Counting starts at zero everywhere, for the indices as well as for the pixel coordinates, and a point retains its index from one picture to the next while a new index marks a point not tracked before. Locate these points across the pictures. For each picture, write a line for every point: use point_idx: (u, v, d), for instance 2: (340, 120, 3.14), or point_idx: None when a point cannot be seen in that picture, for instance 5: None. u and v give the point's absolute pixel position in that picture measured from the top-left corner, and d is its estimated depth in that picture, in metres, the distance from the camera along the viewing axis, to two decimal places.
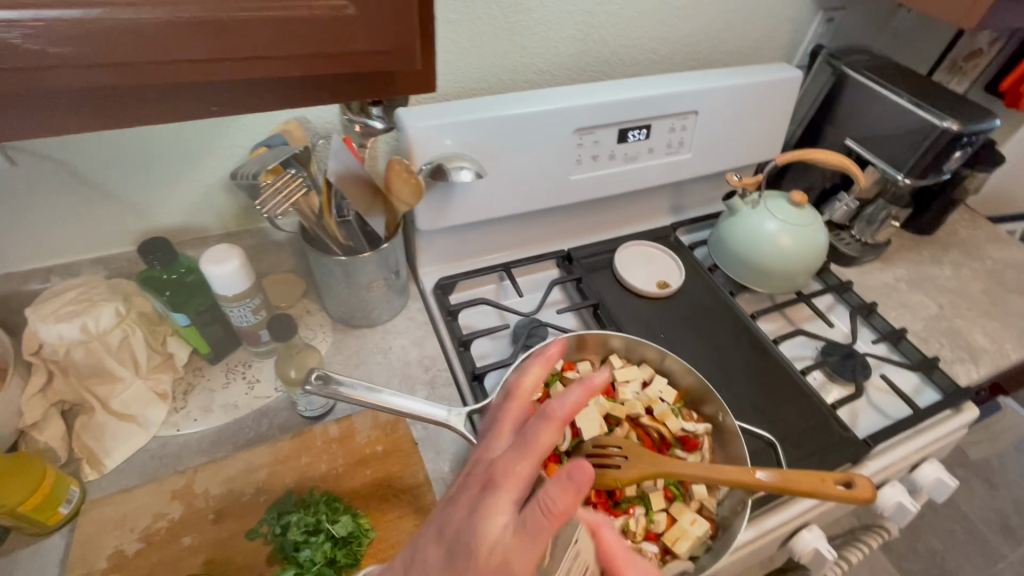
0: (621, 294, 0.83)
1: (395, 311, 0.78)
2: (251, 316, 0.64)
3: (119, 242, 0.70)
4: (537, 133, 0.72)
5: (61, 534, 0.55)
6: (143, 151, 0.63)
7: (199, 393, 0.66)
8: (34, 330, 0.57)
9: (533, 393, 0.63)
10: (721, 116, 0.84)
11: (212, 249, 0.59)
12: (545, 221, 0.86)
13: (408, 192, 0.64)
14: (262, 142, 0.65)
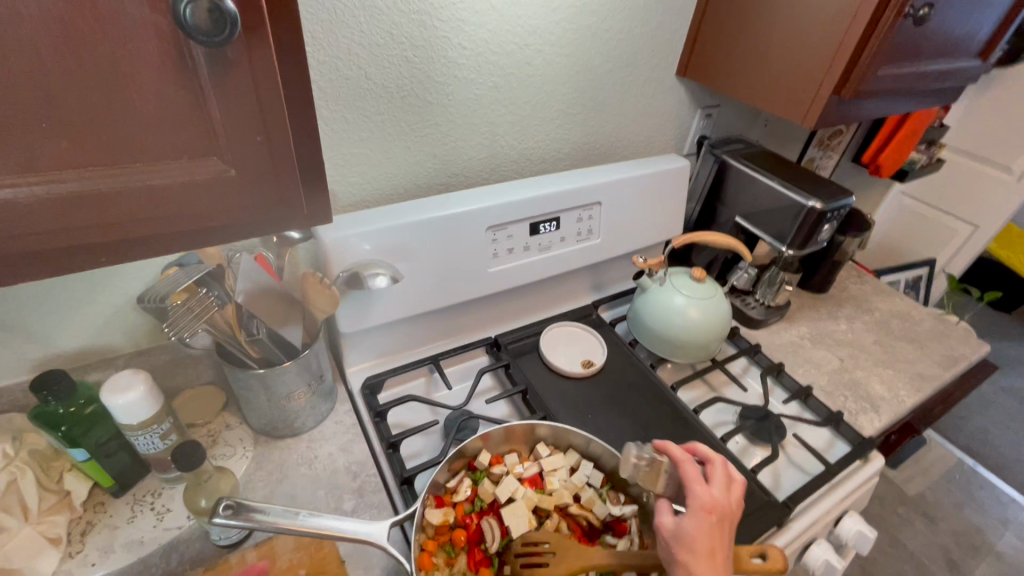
0: (548, 375, 0.85)
1: (322, 416, 0.77)
2: (158, 442, 0.61)
3: (17, 372, 0.66)
4: (453, 231, 0.77)
5: None
6: (43, 278, 0.62)
7: (100, 533, 0.61)
8: None
9: (461, 494, 0.62)
10: (623, 205, 0.92)
11: (113, 377, 0.57)
12: (471, 310, 0.89)
13: (325, 301, 0.65)
14: (174, 262, 0.66)
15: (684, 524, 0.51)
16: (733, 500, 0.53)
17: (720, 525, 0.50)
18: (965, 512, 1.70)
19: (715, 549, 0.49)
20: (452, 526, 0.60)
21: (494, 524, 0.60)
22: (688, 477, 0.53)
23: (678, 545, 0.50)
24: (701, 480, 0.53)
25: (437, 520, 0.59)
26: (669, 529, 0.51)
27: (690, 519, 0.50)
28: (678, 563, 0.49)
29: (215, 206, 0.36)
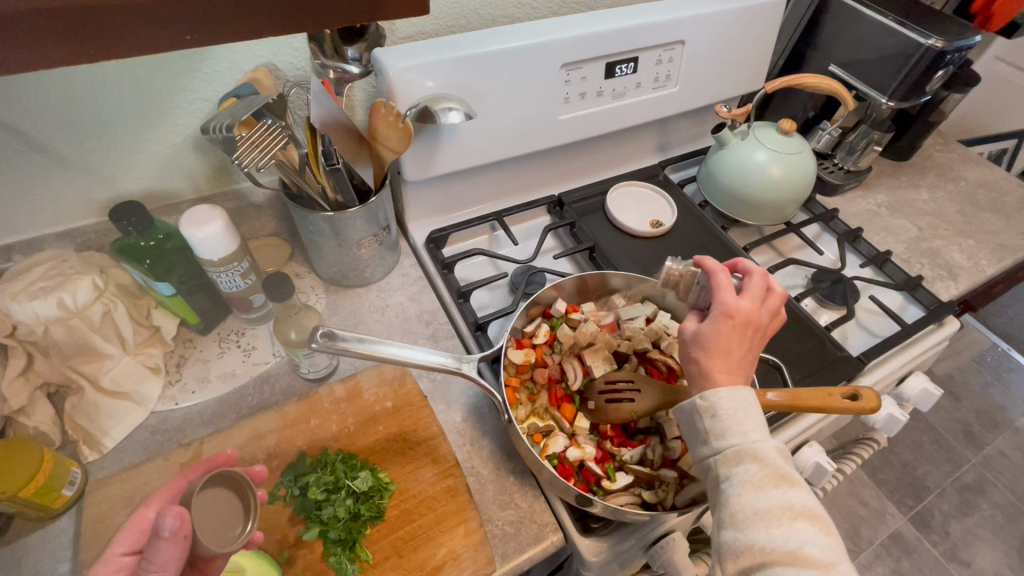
0: (614, 234, 0.82)
1: (388, 268, 0.76)
2: (241, 280, 0.60)
3: (85, 213, 0.65)
4: (524, 68, 0.69)
5: (71, 516, 0.53)
6: (94, 109, 0.58)
7: (194, 365, 0.64)
8: (5, 310, 0.53)
9: (540, 337, 0.62)
10: (705, 48, 0.81)
11: (190, 210, 0.55)
12: (535, 166, 0.84)
13: (396, 137, 0.60)
14: (231, 93, 0.61)
15: (704, 328, 0.48)
16: (766, 311, 0.48)
17: (745, 330, 0.47)
18: (991, 391, 1.73)
19: (734, 350, 0.46)
20: (533, 366, 0.60)
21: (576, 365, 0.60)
22: (717, 286, 0.49)
23: (696, 347, 0.47)
24: (731, 289, 0.48)
25: (518, 360, 0.59)
26: (689, 332, 0.48)
27: (711, 322, 0.47)
28: (694, 360, 0.47)
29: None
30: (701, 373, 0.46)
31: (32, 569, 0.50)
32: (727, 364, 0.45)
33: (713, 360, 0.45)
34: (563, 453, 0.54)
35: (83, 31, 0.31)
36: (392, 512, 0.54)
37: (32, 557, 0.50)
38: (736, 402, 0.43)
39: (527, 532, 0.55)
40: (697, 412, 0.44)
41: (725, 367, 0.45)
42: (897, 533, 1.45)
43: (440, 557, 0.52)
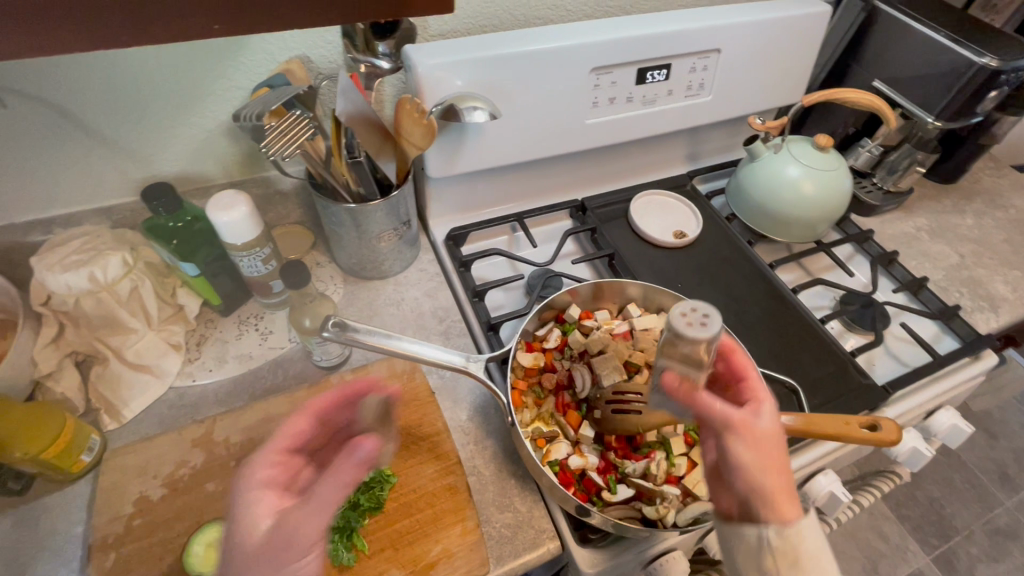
0: (636, 243, 0.81)
1: (407, 262, 0.77)
2: (261, 266, 0.62)
3: (122, 192, 0.68)
4: (553, 71, 0.68)
5: (87, 481, 0.55)
6: (135, 92, 0.60)
7: (213, 344, 0.66)
8: (41, 279, 0.55)
9: (551, 341, 0.62)
10: (742, 57, 0.79)
11: (216, 195, 0.56)
12: (560, 169, 0.83)
13: (420, 133, 0.60)
14: (264, 83, 0.62)
15: (761, 441, 0.39)
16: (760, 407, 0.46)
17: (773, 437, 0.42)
18: None
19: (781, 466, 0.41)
20: (542, 370, 0.60)
21: (585, 373, 0.59)
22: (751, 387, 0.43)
23: (760, 470, 0.38)
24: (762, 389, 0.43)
25: (527, 362, 0.59)
26: (749, 450, 0.39)
27: (776, 437, 0.40)
28: (761, 488, 0.38)
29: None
30: (775, 501, 0.38)
31: (49, 528, 0.52)
32: (784, 480, 0.39)
33: (769, 487, 0.38)
34: (565, 461, 0.54)
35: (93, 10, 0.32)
36: (392, 507, 0.54)
37: (49, 516, 0.53)
38: (811, 538, 0.38)
39: (523, 538, 0.54)
40: (775, 556, 0.37)
41: (785, 485, 0.38)
42: (918, 572, 1.38)
43: (434, 554, 0.52)
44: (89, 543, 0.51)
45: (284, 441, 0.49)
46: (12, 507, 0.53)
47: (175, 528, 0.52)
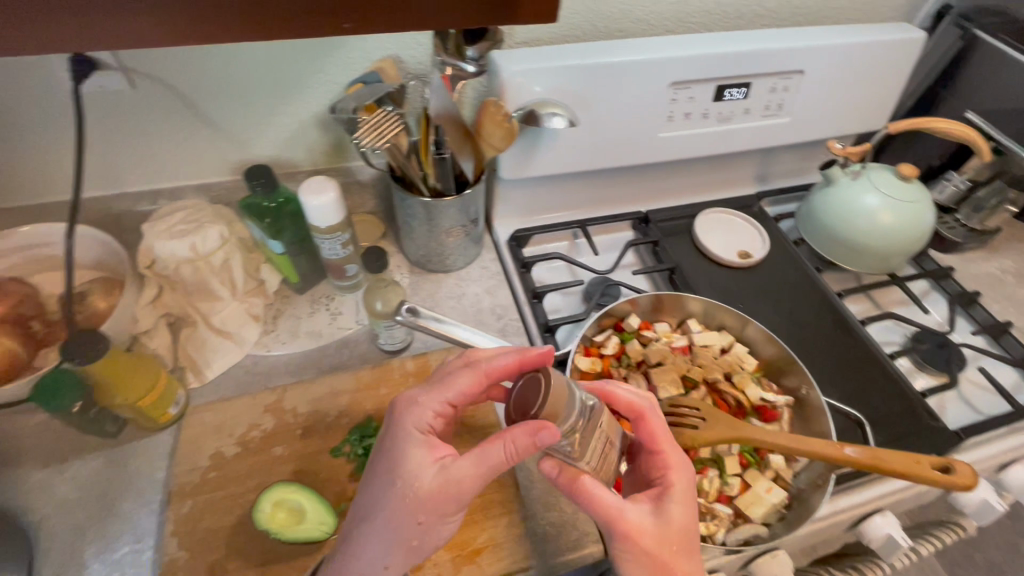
0: (698, 259, 0.80)
1: (470, 259, 0.79)
2: (339, 249, 0.66)
3: (220, 172, 0.73)
4: (632, 83, 0.69)
5: (170, 432, 0.60)
6: (245, 81, 0.65)
7: (287, 319, 0.70)
8: (150, 245, 0.61)
9: (609, 348, 0.62)
10: (826, 80, 0.78)
11: (309, 180, 0.60)
12: (627, 179, 0.84)
13: (500, 135, 0.63)
14: (358, 79, 0.66)
15: (669, 526, 0.44)
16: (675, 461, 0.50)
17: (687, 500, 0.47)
18: None
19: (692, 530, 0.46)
20: (598, 375, 0.60)
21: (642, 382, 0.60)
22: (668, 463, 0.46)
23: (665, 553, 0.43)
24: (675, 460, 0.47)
25: (584, 366, 0.60)
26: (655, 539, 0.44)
27: (683, 516, 0.45)
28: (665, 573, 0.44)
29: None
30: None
31: (135, 470, 0.57)
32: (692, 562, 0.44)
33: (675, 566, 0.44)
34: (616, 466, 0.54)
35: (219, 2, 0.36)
36: (505, 472, 0.58)
37: (136, 460, 0.58)
38: None
39: (567, 538, 0.55)
40: None
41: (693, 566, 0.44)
42: None
43: (481, 541, 0.53)
44: (169, 489, 0.55)
45: (441, 398, 0.49)
46: (105, 448, 0.58)
47: (243, 485, 0.56)
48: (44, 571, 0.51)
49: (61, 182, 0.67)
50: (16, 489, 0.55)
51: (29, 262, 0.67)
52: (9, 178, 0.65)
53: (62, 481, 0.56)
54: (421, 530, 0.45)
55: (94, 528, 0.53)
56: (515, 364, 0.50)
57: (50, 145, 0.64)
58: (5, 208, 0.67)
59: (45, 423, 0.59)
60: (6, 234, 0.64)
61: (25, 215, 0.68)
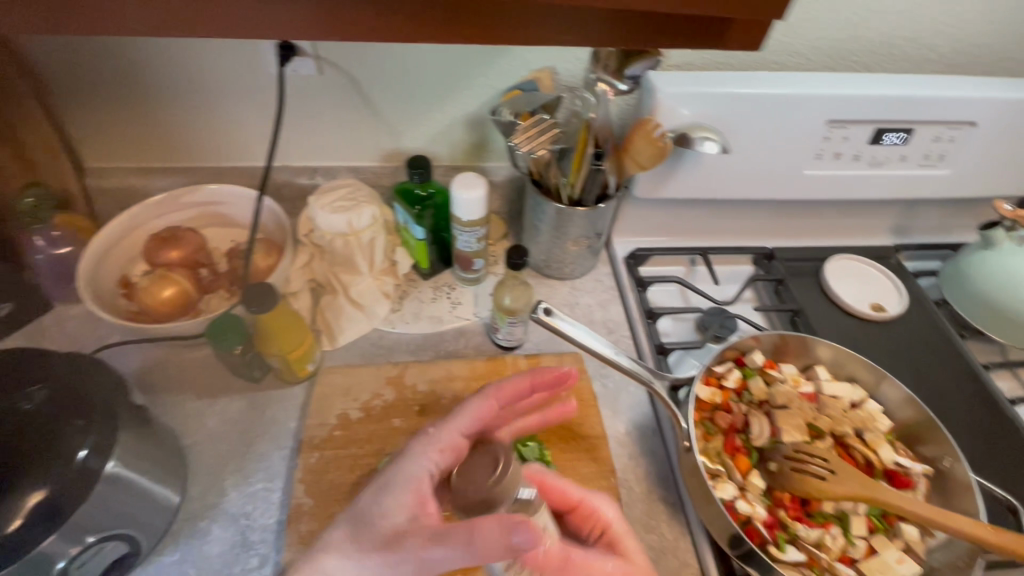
0: (825, 305, 0.76)
1: (586, 270, 0.80)
2: (474, 243, 0.69)
3: (371, 157, 0.79)
4: (788, 117, 0.68)
5: (303, 388, 0.65)
6: (412, 77, 0.70)
7: (412, 301, 0.74)
8: (313, 215, 0.67)
9: (730, 381, 0.60)
10: (1000, 135, 0.72)
11: (462, 174, 0.64)
12: (755, 212, 0.82)
13: (649, 154, 0.63)
14: (516, 86, 0.69)
15: None
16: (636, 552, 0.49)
17: None
18: None
19: None
20: (716, 407, 0.59)
21: (765, 422, 0.58)
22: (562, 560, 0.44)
23: None
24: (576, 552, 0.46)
25: (704, 395, 0.59)
26: None
27: None
28: None
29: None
30: None
31: (272, 416, 0.63)
32: None
33: None
34: (732, 503, 0.53)
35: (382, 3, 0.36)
36: None
37: (273, 407, 0.63)
38: None
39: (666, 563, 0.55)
40: None
41: None
42: None
43: None
44: (300, 439, 0.60)
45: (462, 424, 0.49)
46: (248, 391, 0.64)
47: (365, 448, 0.60)
48: (192, 490, 0.57)
49: (239, 150, 0.75)
50: (173, 413, 0.62)
51: (203, 216, 0.76)
52: (200, 141, 0.74)
53: (212, 413, 0.62)
54: (417, 575, 0.41)
55: (234, 461, 0.59)
56: (527, 385, 0.56)
57: (240, 117, 0.72)
58: (192, 167, 0.76)
59: (201, 359, 0.67)
60: (193, 189, 0.73)
61: (205, 175, 0.76)
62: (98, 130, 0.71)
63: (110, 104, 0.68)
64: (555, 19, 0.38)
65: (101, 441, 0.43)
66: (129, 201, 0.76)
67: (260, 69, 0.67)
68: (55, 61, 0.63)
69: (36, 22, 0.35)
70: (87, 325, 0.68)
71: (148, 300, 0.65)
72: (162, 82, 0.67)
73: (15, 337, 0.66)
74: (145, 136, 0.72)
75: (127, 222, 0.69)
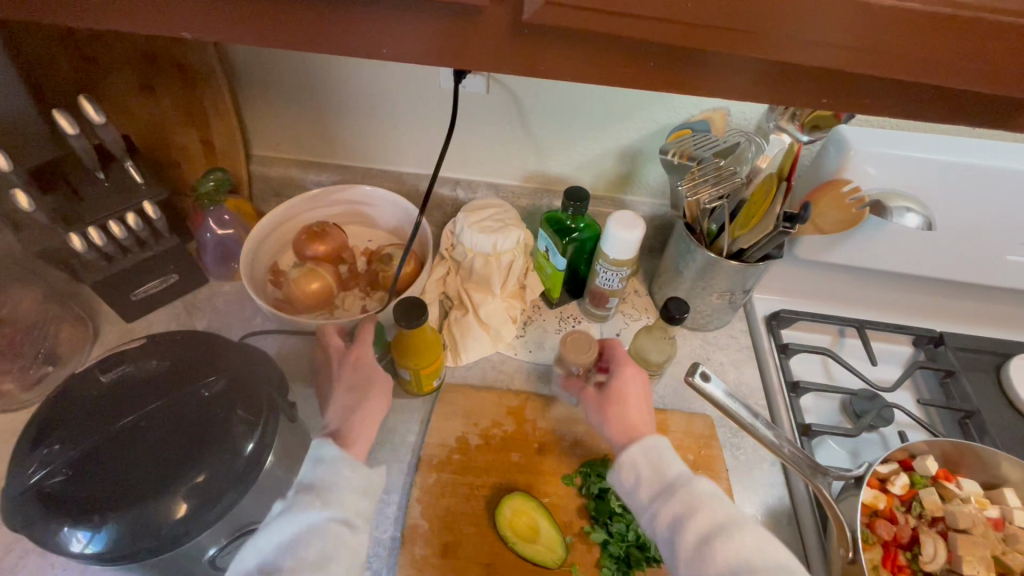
0: (1004, 411, 0.66)
1: (721, 324, 0.75)
2: (616, 282, 0.66)
3: (515, 176, 0.79)
4: (1005, 195, 0.58)
5: (424, 401, 0.65)
6: (576, 102, 0.68)
7: (537, 328, 0.73)
8: (459, 231, 0.67)
9: (896, 487, 0.53)
10: None
11: (620, 212, 0.61)
12: (927, 290, 0.72)
13: (833, 218, 0.60)
14: (684, 124, 0.66)
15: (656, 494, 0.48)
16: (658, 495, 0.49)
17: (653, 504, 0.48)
18: None
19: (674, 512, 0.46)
20: (877, 513, 0.52)
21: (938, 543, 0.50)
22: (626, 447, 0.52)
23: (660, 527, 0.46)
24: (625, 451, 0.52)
25: (865, 497, 0.52)
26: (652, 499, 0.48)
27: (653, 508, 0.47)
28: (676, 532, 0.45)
29: (811, 42, 0.30)
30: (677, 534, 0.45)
31: (392, 425, 0.63)
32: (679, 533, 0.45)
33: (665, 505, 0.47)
34: None
35: (592, 49, 0.33)
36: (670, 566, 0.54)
37: (395, 416, 0.64)
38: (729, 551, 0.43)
39: None
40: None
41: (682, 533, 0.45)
42: None
43: None
44: (419, 456, 0.60)
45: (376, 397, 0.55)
46: None
47: (482, 478, 0.58)
48: None
49: (391, 155, 0.77)
50: (303, 404, 0.64)
51: (349, 213, 0.78)
52: (358, 143, 0.76)
53: None
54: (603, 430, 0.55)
55: None
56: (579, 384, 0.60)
57: (399, 125, 0.73)
58: (345, 165, 0.79)
59: None
60: (348, 188, 0.75)
61: (355, 174, 0.79)
62: (270, 123, 0.74)
63: (286, 100, 0.72)
64: (756, 77, 0.34)
65: (265, 436, 0.44)
66: (284, 190, 0.80)
67: (429, 82, 0.68)
68: (248, 58, 0.67)
69: (243, 26, 0.33)
70: (236, 303, 0.72)
71: (296, 290, 0.67)
72: (335, 85, 0.69)
73: (175, 304, 0.71)
74: (310, 132, 0.75)
75: (286, 212, 0.72)
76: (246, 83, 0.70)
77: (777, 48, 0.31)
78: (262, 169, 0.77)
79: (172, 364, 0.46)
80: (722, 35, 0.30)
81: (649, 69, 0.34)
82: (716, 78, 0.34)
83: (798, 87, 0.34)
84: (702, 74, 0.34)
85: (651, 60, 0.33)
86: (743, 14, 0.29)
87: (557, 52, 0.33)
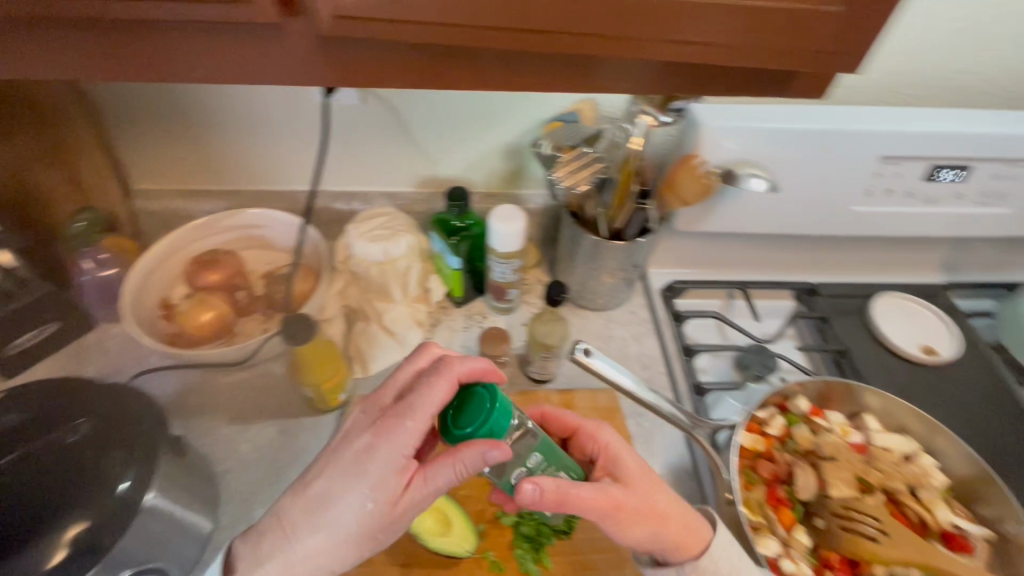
0: (870, 346, 0.73)
1: (620, 302, 0.79)
2: (509, 274, 0.68)
3: (408, 183, 0.80)
4: (839, 153, 0.65)
5: (333, 416, 0.65)
6: (452, 106, 0.71)
7: (444, 329, 0.74)
8: (349, 243, 0.68)
9: (773, 428, 0.58)
10: None
11: (502, 207, 0.63)
12: (797, 247, 0.79)
13: (694, 191, 0.63)
14: (556, 117, 0.69)
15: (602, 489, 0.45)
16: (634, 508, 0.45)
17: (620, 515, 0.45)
18: None
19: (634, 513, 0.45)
20: (758, 455, 0.57)
21: (810, 474, 0.55)
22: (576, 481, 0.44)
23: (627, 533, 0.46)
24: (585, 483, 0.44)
25: (745, 442, 0.57)
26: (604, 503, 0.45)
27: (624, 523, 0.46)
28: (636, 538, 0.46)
29: (657, 42, 0.34)
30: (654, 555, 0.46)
31: (302, 445, 0.63)
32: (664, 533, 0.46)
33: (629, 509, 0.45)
34: (776, 560, 0.51)
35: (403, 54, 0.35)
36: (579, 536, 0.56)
37: (305, 435, 0.64)
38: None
39: None
40: None
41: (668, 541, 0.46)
42: None
43: None
44: None
45: (429, 415, 0.44)
46: (281, 417, 0.65)
47: None
48: (222, 520, 0.56)
49: (278, 175, 0.76)
50: (206, 437, 0.63)
51: (243, 239, 0.76)
52: (242, 167, 0.75)
53: (244, 440, 0.63)
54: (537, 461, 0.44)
55: (265, 490, 0.59)
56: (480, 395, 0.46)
57: (281, 144, 0.73)
58: (234, 190, 0.77)
59: (236, 384, 0.67)
60: (235, 214, 0.73)
61: (245, 199, 0.77)
62: (145, 156, 0.72)
63: (159, 131, 0.70)
64: (615, 72, 0.38)
65: (143, 470, 0.43)
66: (171, 222, 0.78)
67: (303, 100, 0.68)
68: (109, 92, 0.66)
69: (81, 61, 0.35)
70: (127, 345, 0.69)
71: (187, 323, 0.66)
72: (207, 111, 0.69)
73: (58, 354, 0.67)
74: (190, 161, 0.74)
75: (170, 245, 0.70)
76: (113, 119, 0.68)
77: (629, 49, 0.34)
78: (144, 204, 0.75)
79: (34, 419, 0.45)
80: (577, 41, 0.34)
81: (520, 70, 0.37)
82: (582, 75, 0.38)
83: (624, 74, 0.38)
84: (573, 74, 0.38)
85: (514, 60, 0.36)
86: (554, 15, 0.32)
87: (436, 64, 0.36)
